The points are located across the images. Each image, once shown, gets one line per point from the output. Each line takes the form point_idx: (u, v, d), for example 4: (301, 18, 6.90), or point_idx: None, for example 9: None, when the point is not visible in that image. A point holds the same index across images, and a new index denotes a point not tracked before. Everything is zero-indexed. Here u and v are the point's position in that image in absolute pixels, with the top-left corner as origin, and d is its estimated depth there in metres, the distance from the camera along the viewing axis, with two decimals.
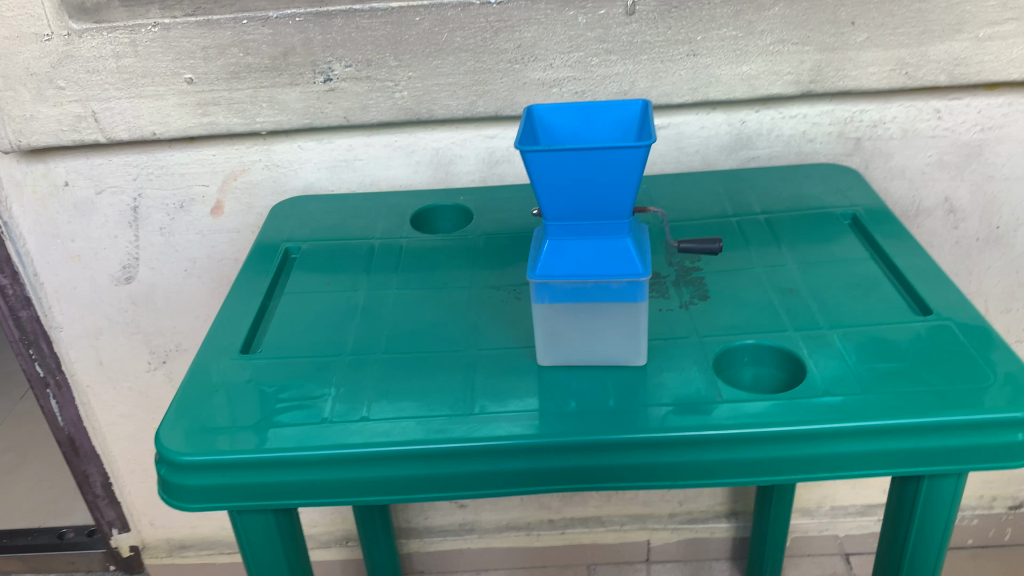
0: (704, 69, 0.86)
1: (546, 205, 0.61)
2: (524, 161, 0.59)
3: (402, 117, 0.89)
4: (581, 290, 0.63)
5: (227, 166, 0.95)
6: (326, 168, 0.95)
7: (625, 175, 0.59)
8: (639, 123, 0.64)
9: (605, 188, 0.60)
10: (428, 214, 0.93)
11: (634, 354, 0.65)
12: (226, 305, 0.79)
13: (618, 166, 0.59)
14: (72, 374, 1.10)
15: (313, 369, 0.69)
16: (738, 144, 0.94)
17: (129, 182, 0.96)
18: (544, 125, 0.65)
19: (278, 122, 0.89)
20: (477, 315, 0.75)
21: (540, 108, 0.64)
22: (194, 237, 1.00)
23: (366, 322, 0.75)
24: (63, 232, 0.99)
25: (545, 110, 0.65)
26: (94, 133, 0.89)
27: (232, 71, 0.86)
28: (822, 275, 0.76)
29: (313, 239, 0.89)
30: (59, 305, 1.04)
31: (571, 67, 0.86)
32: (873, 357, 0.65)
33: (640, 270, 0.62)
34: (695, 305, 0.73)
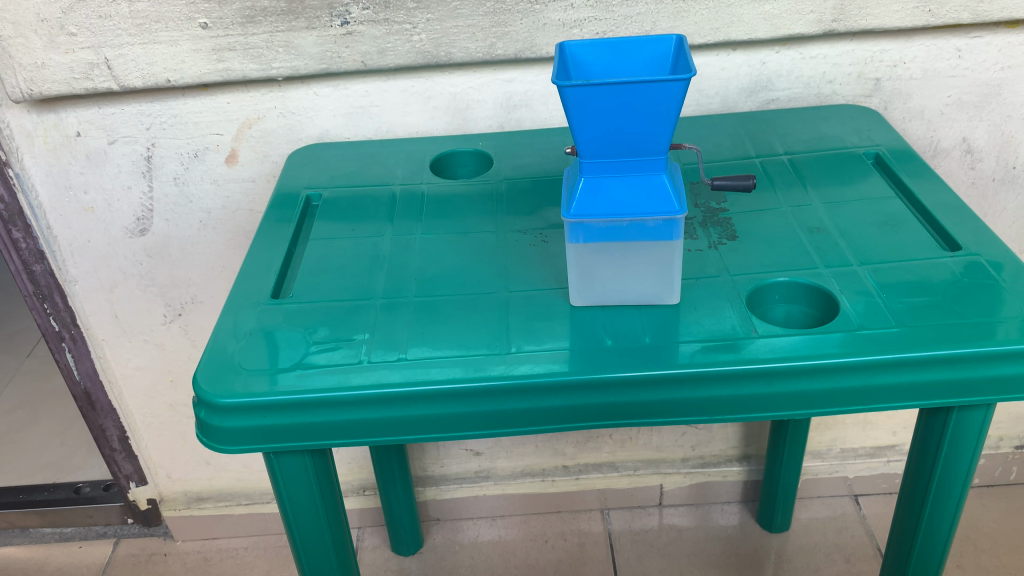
0: (726, 9, 0.86)
1: (582, 143, 0.60)
2: (561, 97, 0.58)
3: (421, 61, 0.88)
4: (617, 228, 0.63)
5: (242, 114, 0.94)
6: (342, 115, 0.94)
7: (663, 109, 0.58)
8: (673, 60, 0.64)
9: (643, 123, 0.59)
10: (447, 160, 0.93)
11: (667, 292, 0.65)
12: (251, 252, 0.78)
13: (656, 101, 0.58)
14: (87, 328, 1.10)
15: (345, 312, 0.69)
16: (757, 86, 0.94)
17: (142, 132, 0.95)
18: (577, 62, 0.65)
19: (295, 67, 0.88)
20: (506, 258, 0.75)
21: (572, 44, 0.64)
22: (209, 187, 0.99)
23: (394, 267, 0.75)
24: (76, 184, 0.98)
25: (577, 46, 0.64)
26: (107, 81, 0.88)
27: (247, 15, 0.84)
28: (849, 214, 0.76)
29: (334, 187, 0.89)
30: (74, 258, 1.04)
31: (592, 7, 0.85)
32: (905, 292, 0.65)
33: (677, 207, 0.61)
34: (723, 245, 0.73)
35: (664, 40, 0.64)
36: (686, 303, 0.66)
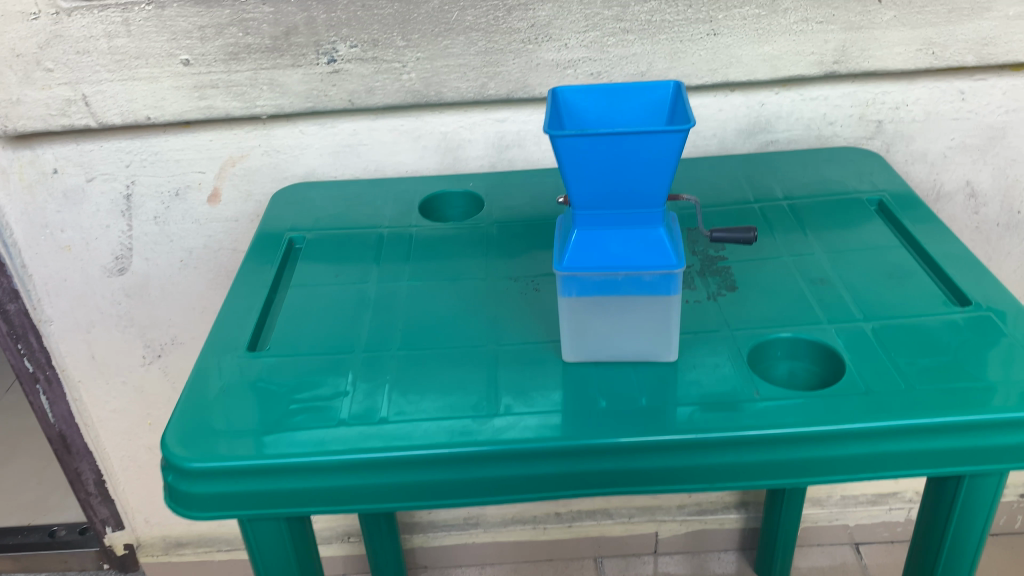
0: (725, 50, 0.83)
1: (575, 193, 0.57)
2: (553, 147, 0.56)
3: (410, 100, 0.85)
4: (612, 283, 0.60)
5: (225, 152, 0.91)
6: (328, 154, 0.91)
7: (661, 160, 0.55)
8: (672, 108, 0.61)
9: (640, 174, 0.56)
10: (439, 201, 0.90)
11: (665, 350, 0.62)
12: (229, 299, 0.75)
13: (653, 152, 0.55)
14: (63, 369, 1.06)
15: (325, 366, 0.66)
16: (756, 128, 0.91)
17: (121, 169, 0.92)
18: (570, 109, 0.62)
19: (279, 106, 0.85)
20: (495, 307, 0.72)
21: (565, 90, 0.61)
22: (190, 226, 0.96)
23: (378, 317, 0.72)
24: (52, 222, 0.95)
25: (571, 93, 0.62)
26: (85, 118, 0.85)
27: (230, 52, 0.82)
28: (852, 264, 0.73)
29: (318, 229, 0.86)
30: (49, 297, 1.00)
31: (586, 47, 0.82)
32: (914, 351, 0.62)
33: (675, 262, 0.58)
34: (723, 296, 0.70)
35: (661, 87, 0.61)
36: (685, 359, 0.63)
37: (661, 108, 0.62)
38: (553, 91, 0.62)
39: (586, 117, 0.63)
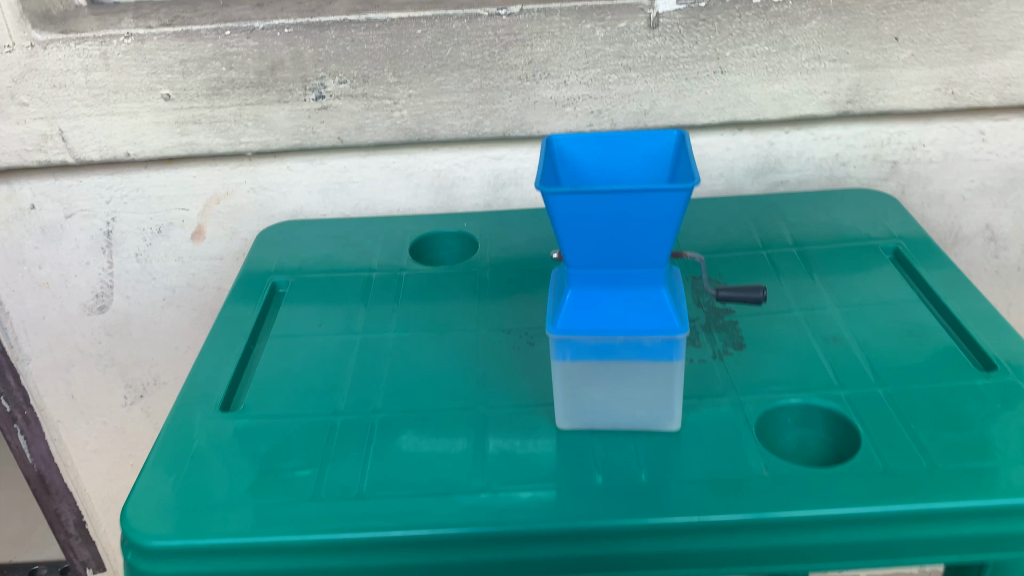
0: (732, 88, 0.79)
1: (570, 252, 0.53)
2: (546, 203, 0.51)
3: (402, 138, 0.81)
4: (609, 347, 0.55)
5: (209, 189, 0.87)
6: (317, 192, 0.88)
7: (662, 219, 0.51)
8: (675, 159, 0.57)
9: (639, 233, 0.52)
10: (432, 242, 0.86)
11: (666, 419, 0.58)
12: (205, 350, 0.71)
13: (653, 210, 0.51)
14: (41, 409, 1.02)
15: (302, 430, 0.61)
16: (765, 168, 0.87)
17: (101, 206, 0.88)
18: (567, 158, 0.58)
19: (265, 142, 0.81)
20: (485, 363, 0.67)
21: (561, 138, 0.57)
22: (173, 264, 0.92)
23: (361, 374, 0.67)
24: (30, 259, 0.91)
25: (568, 141, 0.58)
26: (62, 154, 0.81)
27: (213, 87, 0.78)
28: (867, 321, 0.69)
29: (303, 272, 0.82)
30: (27, 335, 0.96)
31: (587, 85, 0.79)
32: (936, 423, 0.57)
33: (677, 327, 0.54)
34: (730, 355, 0.66)
35: (664, 137, 0.57)
36: (689, 428, 0.58)
37: (663, 158, 0.58)
38: (547, 139, 0.58)
39: (583, 166, 0.59)
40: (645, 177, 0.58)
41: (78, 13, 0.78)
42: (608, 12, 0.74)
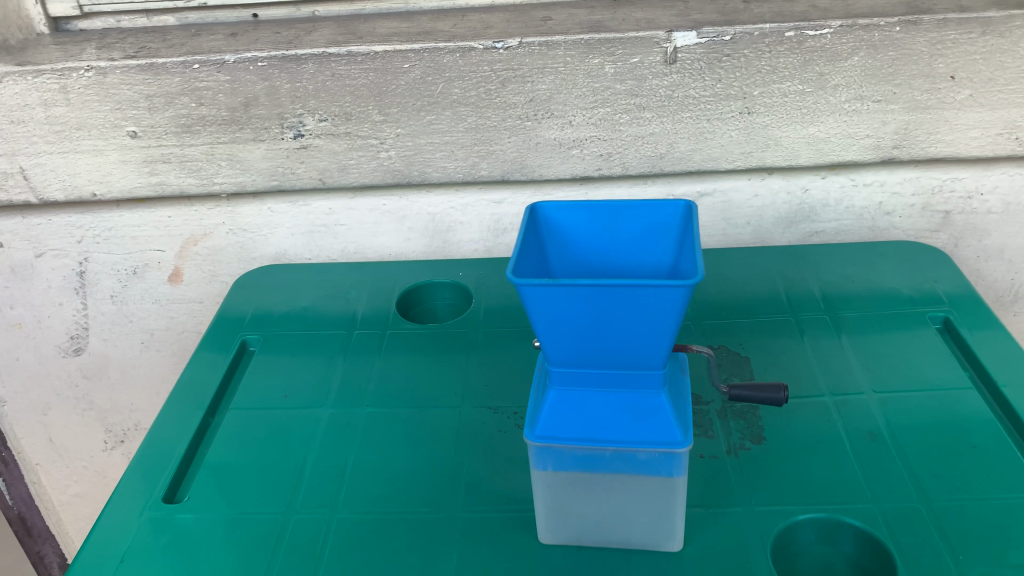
0: (761, 130, 0.70)
1: (550, 349, 0.45)
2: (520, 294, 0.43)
3: (389, 180, 0.74)
4: (598, 458, 0.47)
5: (185, 230, 0.80)
6: (301, 234, 0.80)
7: (660, 316, 0.42)
8: (682, 235, 0.48)
9: (631, 332, 0.43)
10: (424, 292, 0.78)
11: (667, 538, 0.50)
12: (157, 423, 0.63)
13: (649, 307, 0.42)
14: (19, 451, 0.97)
15: (248, 534, 0.54)
16: (798, 217, 0.77)
17: (73, 245, 0.82)
18: (555, 229, 0.50)
19: (240, 183, 0.74)
20: (465, 449, 0.59)
21: (548, 207, 0.49)
22: (151, 306, 0.86)
23: (324, 458, 0.60)
24: (1, 298, 0.85)
25: (556, 210, 0.50)
26: (24, 193, 0.75)
27: (183, 124, 0.71)
28: (909, 410, 0.59)
29: (277, 328, 0.74)
30: (1, 377, 0.91)
31: (595, 125, 0.70)
32: (990, 556, 0.48)
33: (678, 441, 0.45)
34: (747, 451, 0.57)
35: (669, 208, 0.49)
36: (688, 548, 0.50)
37: (668, 233, 0.49)
38: (533, 208, 0.49)
39: (574, 239, 0.50)
40: (646, 254, 0.49)
41: (39, 42, 0.72)
42: (619, 46, 0.65)
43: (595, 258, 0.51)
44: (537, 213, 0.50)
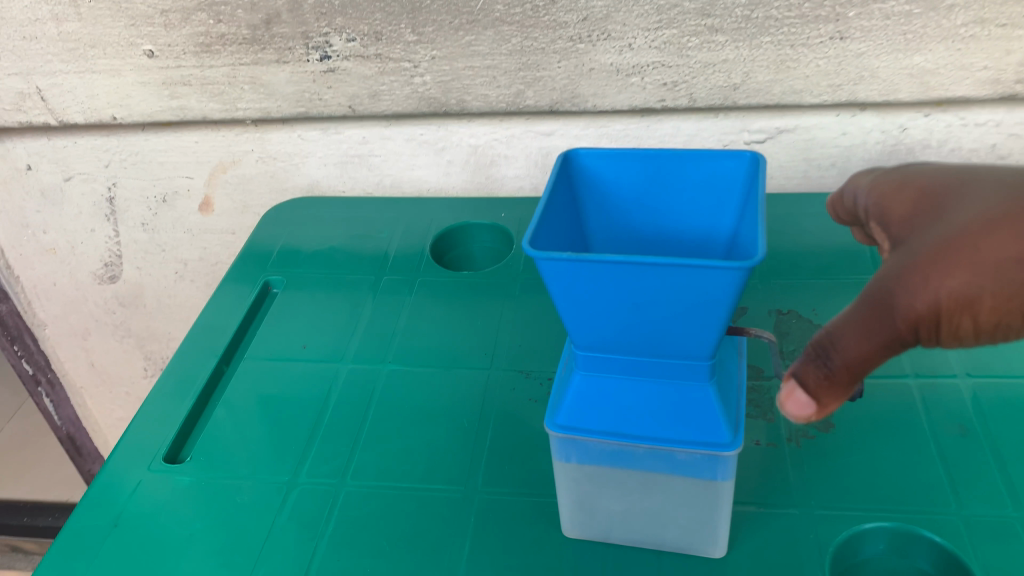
0: (854, 59, 0.59)
1: (575, 329, 0.38)
2: (541, 267, 0.36)
3: (425, 108, 0.67)
4: (629, 454, 0.40)
5: (213, 157, 0.75)
6: (334, 165, 0.74)
7: (708, 301, 0.35)
8: (745, 195, 0.41)
9: (672, 317, 0.36)
10: (460, 233, 0.71)
11: (707, 543, 0.43)
12: (169, 370, 0.59)
13: (694, 291, 0.34)
14: (64, 374, 0.97)
15: (249, 503, 0.49)
16: (893, 160, 0.66)
17: (100, 170, 0.77)
18: (593, 179, 0.43)
19: (265, 109, 0.69)
20: (489, 418, 0.53)
21: (588, 155, 0.43)
22: (183, 236, 0.82)
23: (337, 418, 0.54)
24: (33, 222, 0.82)
25: (597, 159, 0.43)
26: (43, 114, 0.71)
27: (201, 43, 0.64)
28: (1012, 402, 0.50)
29: (302, 270, 0.69)
30: (40, 301, 0.89)
31: (659, 50, 0.61)
32: None
33: (726, 443, 0.38)
34: (810, 439, 0.49)
35: (731, 161, 0.41)
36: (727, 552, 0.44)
37: (727, 190, 0.41)
38: (568, 155, 0.43)
39: (616, 192, 0.43)
40: (700, 215, 0.42)
41: None
42: None
43: (638, 216, 0.44)
44: (573, 161, 0.43)
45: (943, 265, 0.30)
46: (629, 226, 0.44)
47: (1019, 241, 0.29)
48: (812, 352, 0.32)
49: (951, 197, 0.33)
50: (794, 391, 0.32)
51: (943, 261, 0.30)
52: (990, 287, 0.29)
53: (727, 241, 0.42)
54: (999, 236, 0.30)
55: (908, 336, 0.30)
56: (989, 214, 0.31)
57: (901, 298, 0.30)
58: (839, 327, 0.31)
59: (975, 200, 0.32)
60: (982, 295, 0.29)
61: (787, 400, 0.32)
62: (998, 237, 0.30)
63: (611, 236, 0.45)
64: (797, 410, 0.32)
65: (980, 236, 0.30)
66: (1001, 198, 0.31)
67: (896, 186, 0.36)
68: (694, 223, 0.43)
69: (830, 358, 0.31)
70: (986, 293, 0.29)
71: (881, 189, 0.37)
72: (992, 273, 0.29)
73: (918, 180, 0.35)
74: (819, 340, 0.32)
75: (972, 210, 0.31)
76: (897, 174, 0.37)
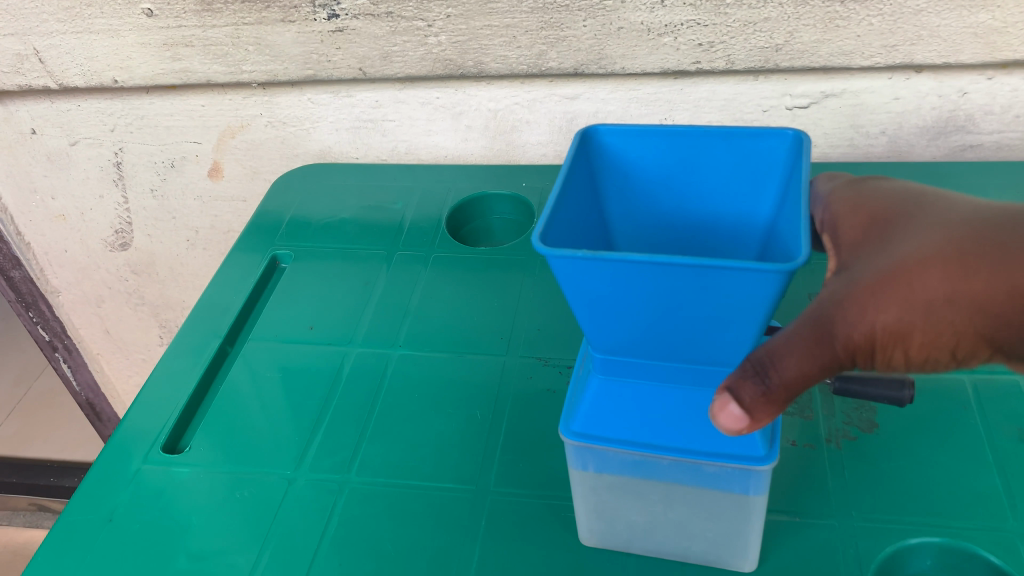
0: (911, 17, 0.54)
1: (592, 331, 0.34)
2: (555, 265, 0.32)
3: (441, 70, 0.63)
4: (653, 465, 0.37)
5: (221, 121, 0.71)
6: (346, 130, 0.70)
7: (743, 306, 0.30)
8: (786, 178, 0.36)
9: (703, 320, 0.32)
10: (480, 206, 0.67)
11: (736, 557, 0.40)
12: (170, 352, 0.56)
13: (729, 293, 0.30)
14: (80, 341, 0.97)
15: (247, 497, 0.47)
16: (949, 127, 0.61)
17: (106, 134, 0.74)
18: (614, 158, 0.39)
19: (271, 72, 0.65)
20: (503, 411, 0.50)
21: (609, 131, 0.38)
22: (193, 202, 0.79)
23: (343, 407, 0.51)
24: (41, 188, 0.80)
25: (619, 136, 0.38)
26: (42, 77, 0.68)
27: (202, 1, 0.61)
28: None
29: (311, 244, 0.65)
30: (53, 268, 0.87)
31: (694, 7, 0.56)
32: None
33: (760, 457, 0.35)
34: (851, 441, 0.45)
35: (772, 139, 0.36)
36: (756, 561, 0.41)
37: (766, 172, 0.37)
38: (587, 132, 0.38)
39: (640, 173, 0.39)
40: (735, 200, 0.38)
41: None
42: None
43: (664, 200, 0.40)
44: (592, 138, 0.39)
45: (879, 297, 0.32)
46: (654, 209, 0.40)
47: (951, 280, 0.31)
48: (749, 368, 0.31)
49: (899, 226, 0.34)
50: (727, 406, 0.31)
51: (879, 294, 0.32)
52: (918, 322, 0.32)
53: (764, 227, 0.38)
54: (934, 274, 0.32)
55: (842, 360, 0.32)
56: (929, 251, 0.32)
57: (839, 326, 0.31)
58: (780, 347, 0.31)
59: (918, 234, 0.33)
60: (911, 326, 0.32)
61: (719, 413, 0.31)
62: (933, 275, 0.32)
63: (633, 219, 0.41)
64: (729, 422, 0.31)
65: (916, 272, 0.32)
66: (941, 235, 0.33)
67: (856, 210, 0.36)
68: (727, 207, 0.38)
69: (768, 377, 0.30)
70: (914, 325, 0.32)
71: (841, 210, 0.37)
72: (922, 309, 0.32)
73: (875, 201, 0.36)
74: (756, 356, 0.31)
75: (914, 244, 0.33)
76: (857, 194, 0.37)
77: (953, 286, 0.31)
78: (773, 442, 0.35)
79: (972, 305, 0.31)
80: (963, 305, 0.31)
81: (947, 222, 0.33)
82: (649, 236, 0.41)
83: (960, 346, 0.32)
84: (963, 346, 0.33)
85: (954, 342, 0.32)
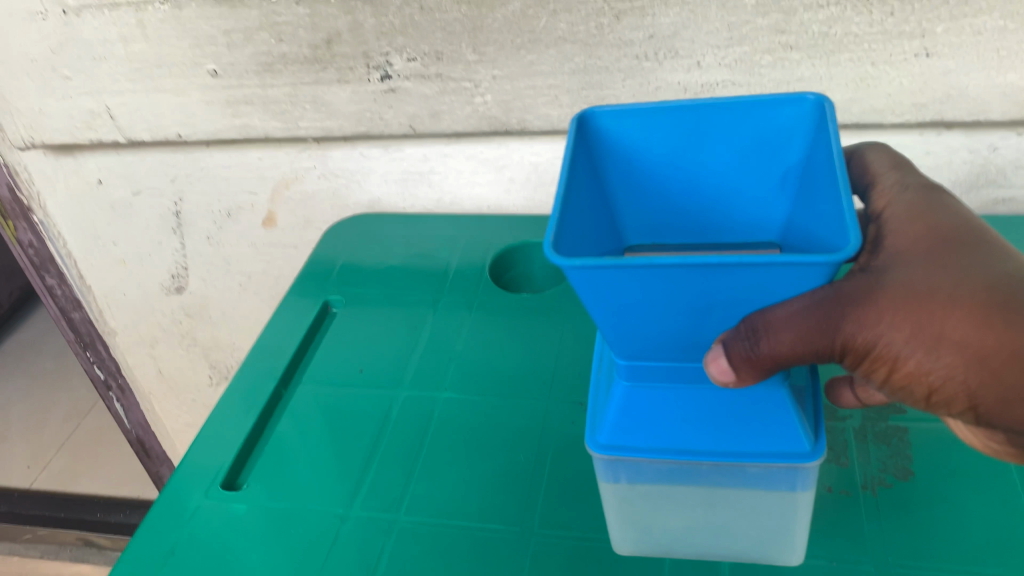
0: (941, 77, 0.56)
1: (617, 343, 0.36)
2: (582, 282, 0.33)
3: (486, 127, 0.66)
4: (690, 471, 0.39)
5: (277, 174, 0.75)
6: (395, 182, 0.74)
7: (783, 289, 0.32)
8: (812, 141, 0.38)
9: (735, 313, 0.34)
10: (520, 254, 0.70)
11: (789, 553, 0.42)
12: (223, 403, 0.59)
13: (767, 283, 0.31)
14: (133, 380, 1.01)
15: (303, 537, 0.49)
16: (980, 181, 0.63)
17: (167, 185, 0.78)
18: (614, 143, 0.41)
19: (326, 128, 0.69)
20: (548, 455, 0.52)
21: (606, 117, 0.40)
22: (247, 248, 0.83)
23: (394, 446, 0.54)
24: (104, 234, 0.84)
25: (613, 121, 0.40)
26: (112, 132, 0.73)
27: (264, 63, 0.65)
28: None
29: (362, 290, 0.68)
30: (111, 310, 0.92)
31: (729, 68, 0.58)
32: None
33: (807, 452, 0.37)
34: (887, 488, 0.47)
35: (793, 106, 0.38)
36: None
37: (785, 140, 0.39)
38: (582, 117, 0.40)
39: (643, 156, 0.41)
40: (752, 174, 0.41)
41: None
42: None
43: (673, 182, 0.42)
44: (588, 121, 0.40)
45: (898, 315, 0.34)
46: (662, 195, 0.42)
47: (970, 327, 0.34)
48: (743, 326, 0.33)
49: (949, 253, 0.36)
50: (719, 358, 0.34)
51: (900, 312, 0.34)
52: (918, 351, 0.34)
53: (790, 198, 0.41)
54: (955, 317, 0.34)
55: (834, 351, 0.34)
56: (961, 293, 0.34)
57: (848, 325, 0.33)
58: (780, 318, 0.32)
59: (959, 270, 0.35)
60: (909, 354, 0.34)
61: (710, 363, 0.34)
62: (957, 316, 0.34)
63: (639, 204, 0.43)
64: (718, 374, 0.34)
65: (939, 310, 0.34)
66: (983, 283, 0.35)
67: (914, 212, 0.38)
68: (742, 183, 0.41)
69: (758, 344, 0.32)
70: (911, 353, 0.34)
71: (897, 204, 0.40)
72: (928, 342, 0.34)
73: (935, 216, 0.38)
74: (753, 318, 0.33)
75: (952, 279, 0.35)
76: (922, 199, 0.39)
77: (966, 337, 0.34)
78: (818, 436, 0.37)
79: (970, 360, 0.34)
80: (964, 357, 0.34)
81: (989, 271, 0.35)
82: (657, 220, 0.43)
83: (939, 389, 0.35)
84: (941, 392, 0.35)
85: (937, 385, 0.35)
